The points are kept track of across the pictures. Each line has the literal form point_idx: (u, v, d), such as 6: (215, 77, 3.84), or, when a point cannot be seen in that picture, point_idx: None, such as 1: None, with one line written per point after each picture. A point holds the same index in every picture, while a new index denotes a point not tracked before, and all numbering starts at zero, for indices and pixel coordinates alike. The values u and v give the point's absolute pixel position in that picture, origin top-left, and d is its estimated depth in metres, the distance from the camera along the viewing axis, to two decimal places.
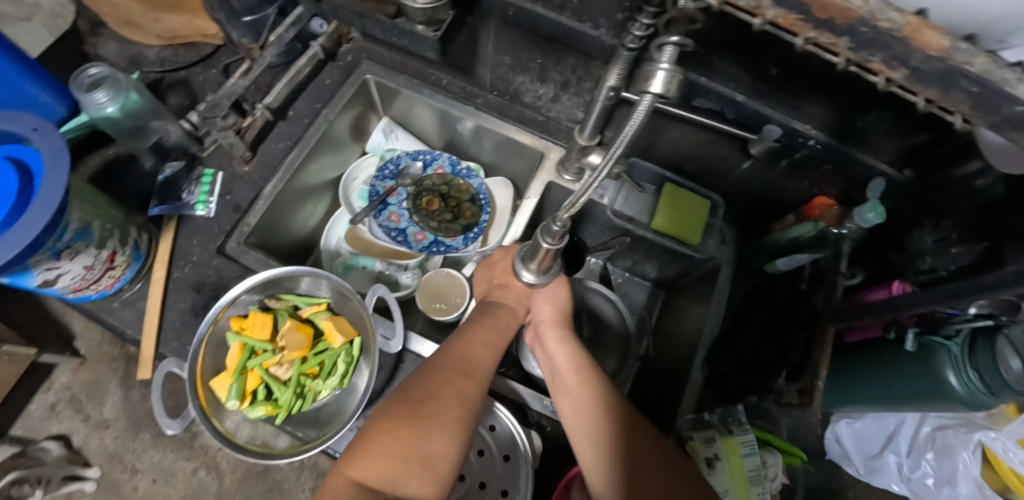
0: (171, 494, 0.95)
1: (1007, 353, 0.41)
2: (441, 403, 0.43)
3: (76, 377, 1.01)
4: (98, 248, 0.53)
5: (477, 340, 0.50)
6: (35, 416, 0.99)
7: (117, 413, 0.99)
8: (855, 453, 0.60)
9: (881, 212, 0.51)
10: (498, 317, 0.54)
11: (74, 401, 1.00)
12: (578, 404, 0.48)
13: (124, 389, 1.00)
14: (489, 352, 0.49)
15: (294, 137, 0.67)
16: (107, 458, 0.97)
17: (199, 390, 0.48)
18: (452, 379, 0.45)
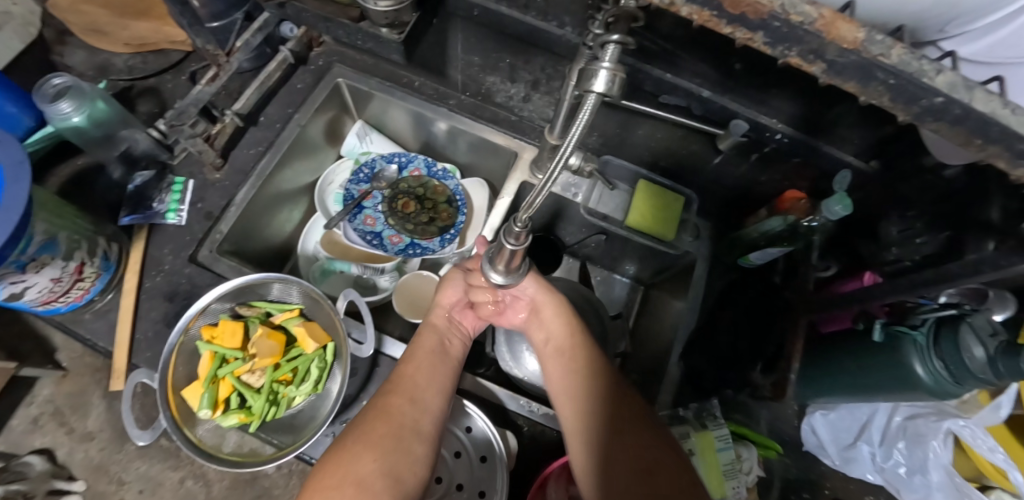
0: None
1: (971, 342, 0.41)
2: (375, 432, 0.44)
3: (59, 389, 1.00)
4: (65, 260, 0.52)
5: (409, 361, 0.50)
6: (19, 430, 0.98)
7: (101, 425, 0.98)
8: (829, 444, 0.58)
9: (848, 204, 0.51)
10: (423, 335, 0.54)
11: (57, 414, 0.99)
12: (567, 370, 0.50)
13: (108, 400, 0.99)
14: (422, 368, 0.50)
15: (266, 142, 0.66)
16: (93, 470, 0.96)
17: (171, 400, 0.47)
18: (387, 403, 0.46)
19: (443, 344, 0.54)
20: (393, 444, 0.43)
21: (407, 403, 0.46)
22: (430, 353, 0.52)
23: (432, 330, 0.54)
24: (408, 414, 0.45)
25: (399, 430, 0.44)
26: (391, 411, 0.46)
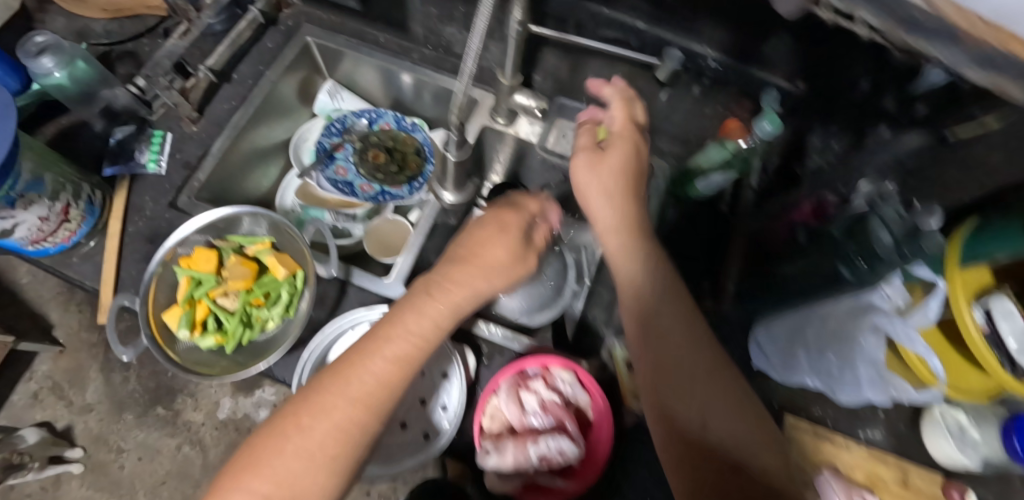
0: (158, 469, 1.02)
1: (878, 228, 0.44)
2: (323, 451, 0.41)
3: (57, 365, 1.10)
4: (51, 199, 0.56)
5: (376, 351, 0.45)
6: (18, 406, 1.09)
7: (99, 397, 1.07)
8: (773, 353, 0.60)
9: (776, 121, 0.54)
10: (404, 324, 0.47)
11: (57, 388, 1.09)
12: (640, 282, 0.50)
13: (105, 371, 1.07)
14: (390, 365, 0.45)
15: (238, 97, 0.70)
16: (93, 441, 1.05)
17: (152, 321, 0.52)
18: (328, 402, 0.43)
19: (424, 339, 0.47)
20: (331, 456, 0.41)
21: (355, 411, 0.43)
22: (404, 346, 0.46)
23: (417, 321, 0.47)
24: (348, 421, 0.42)
25: (347, 439, 0.42)
26: (331, 412, 0.42)
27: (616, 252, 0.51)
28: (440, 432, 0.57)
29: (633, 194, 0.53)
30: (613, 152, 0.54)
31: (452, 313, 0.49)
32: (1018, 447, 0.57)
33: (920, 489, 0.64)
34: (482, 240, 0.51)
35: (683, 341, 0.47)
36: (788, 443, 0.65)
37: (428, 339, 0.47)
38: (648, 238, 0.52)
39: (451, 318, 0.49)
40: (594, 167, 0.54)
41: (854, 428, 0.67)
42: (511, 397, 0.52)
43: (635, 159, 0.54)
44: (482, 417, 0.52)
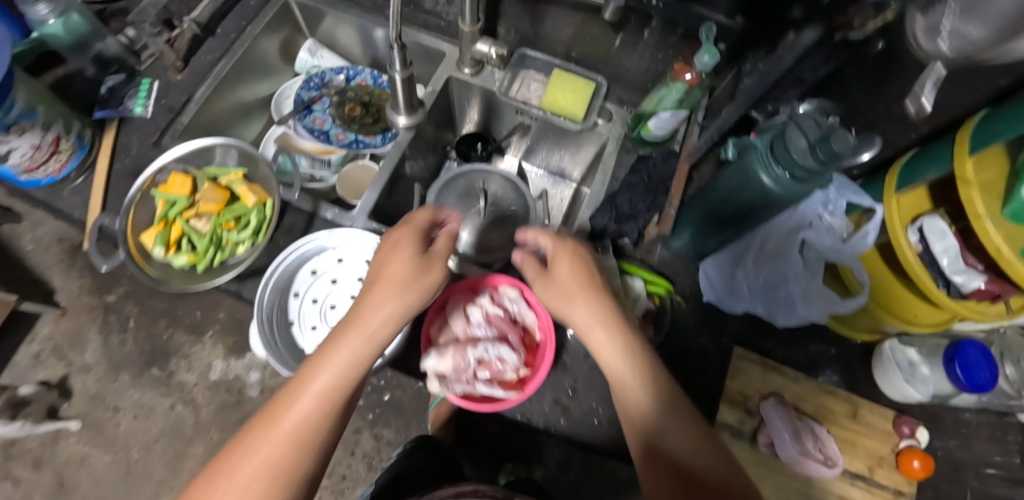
0: (152, 425, 1.13)
1: (794, 134, 0.46)
2: (262, 468, 0.38)
3: (58, 327, 1.18)
4: (44, 129, 0.61)
5: (319, 366, 0.42)
6: (22, 365, 1.18)
7: (97, 358, 1.16)
8: (719, 285, 0.63)
9: (714, 53, 0.57)
10: (316, 368, 0.42)
11: (57, 349, 1.18)
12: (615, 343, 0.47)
13: (104, 335, 1.16)
14: (304, 421, 0.40)
15: (221, 49, 0.75)
16: (91, 398, 1.15)
17: (129, 237, 0.56)
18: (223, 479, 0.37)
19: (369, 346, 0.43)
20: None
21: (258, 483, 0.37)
22: (311, 395, 0.41)
23: (330, 364, 0.42)
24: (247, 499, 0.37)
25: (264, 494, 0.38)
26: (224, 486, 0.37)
27: (583, 318, 0.48)
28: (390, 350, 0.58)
29: (594, 291, 0.49)
30: (560, 268, 0.51)
31: (367, 342, 0.43)
32: (961, 376, 0.56)
33: (872, 424, 0.64)
34: (387, 269, 0.46)
35: (658, 386, 0.45)
36: (735, 374, 0.63)
37: (341, 385, 0.42)
38: (617, 327, 0.47)
39: (370, 347, 0.43)
40: (551, 285, 0.51)
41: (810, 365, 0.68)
42: (460, 309, 0.55)
43: (585, 268, 0.51)
44: (430, 329, 0.55)
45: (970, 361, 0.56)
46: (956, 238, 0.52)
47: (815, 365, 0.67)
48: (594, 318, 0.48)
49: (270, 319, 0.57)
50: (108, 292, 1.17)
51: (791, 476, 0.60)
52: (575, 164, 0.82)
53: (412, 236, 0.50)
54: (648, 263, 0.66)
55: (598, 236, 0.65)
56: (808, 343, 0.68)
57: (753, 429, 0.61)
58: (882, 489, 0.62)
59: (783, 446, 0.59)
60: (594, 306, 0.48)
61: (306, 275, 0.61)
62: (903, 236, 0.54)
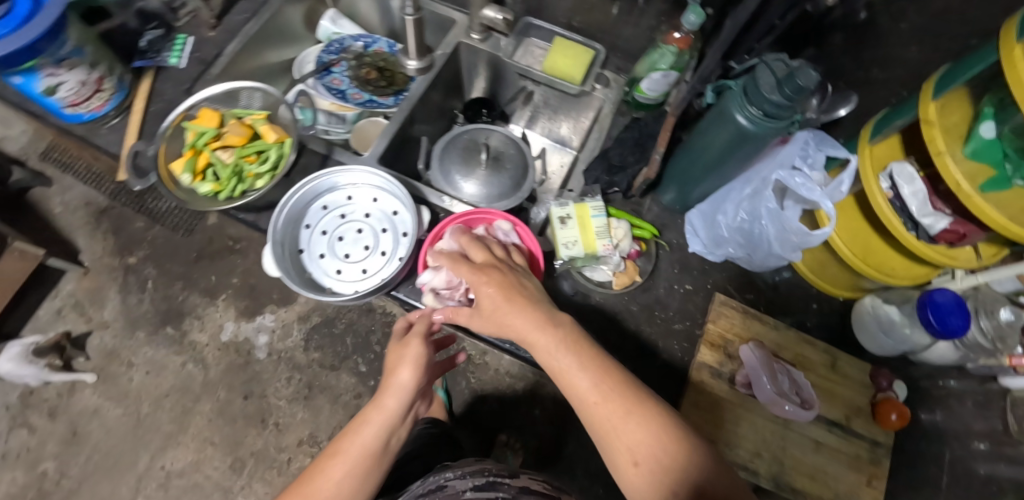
0: (163, 382, 1.15)
1: (762, 73, 0.49)
2: None
3: (80, 284, 1.22)
4: (90, 67, 0.67)
5: (341, 446, 0.44)
6: (44, 319, 1.20)
7: (115, 315, 1.20)
8: (703, 230, 0.67)
9: (699, 12, 0.60)
10: (359, 428, 0.45)
11: (78, 305, 1.21)
12: (533, 327, 0.42)
13: (124, 293, 1.21)
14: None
15: (251, 11, 0.81)
16: (106, 354, 1.17)
17: (161, 162, 0.62)
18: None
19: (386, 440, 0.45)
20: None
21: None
22: (359, 454, 0.43)
23: (369, 422, 0.46)
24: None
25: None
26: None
27: (496, 311, 0.44)
28: (390, 276, 0.62)
29: (522, 300, 0.44)
30: (483, 293, 0.45)
31: (388, 415, 0.46)
32: (934, 322, 0.58)
33: (849, 375, 0.66)
34: (393, 385, 0.48)
35: (596, 371, 0.39)
36: (718, 320, 0.66)
37: (378, 440, 0.45)
38: (557, 335, 0.41)
39: (398, 402, 0.47)
40: (481, 313, 0.46)
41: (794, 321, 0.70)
42: (451, 236, 0.57)
43: (505, 281, 0.46)
44: (427, 254, 0.60)
45: (944, 307, 0.58)
46: (924, 184, 0.55)
47: (795, 318, 0.70)
48: (502, 304, 0.44)
49: (282, 243, 0.62)
50: (129, 254, 1.24)
51: (766, 416, 0.63)
52: (574, 131, 0.87)
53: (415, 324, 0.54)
54: (640, 216, 0.71)
55: (591, 185, 0.70)
56: (788, 299, 0.71)
57: (731, 371, 0.64)
58: (857, 436, 0.64)
59: (759, 388, 0.61)
60: (525, 318, 0.42)
61: (317, 210, 0.66)
62: (875, 183, 0.57)
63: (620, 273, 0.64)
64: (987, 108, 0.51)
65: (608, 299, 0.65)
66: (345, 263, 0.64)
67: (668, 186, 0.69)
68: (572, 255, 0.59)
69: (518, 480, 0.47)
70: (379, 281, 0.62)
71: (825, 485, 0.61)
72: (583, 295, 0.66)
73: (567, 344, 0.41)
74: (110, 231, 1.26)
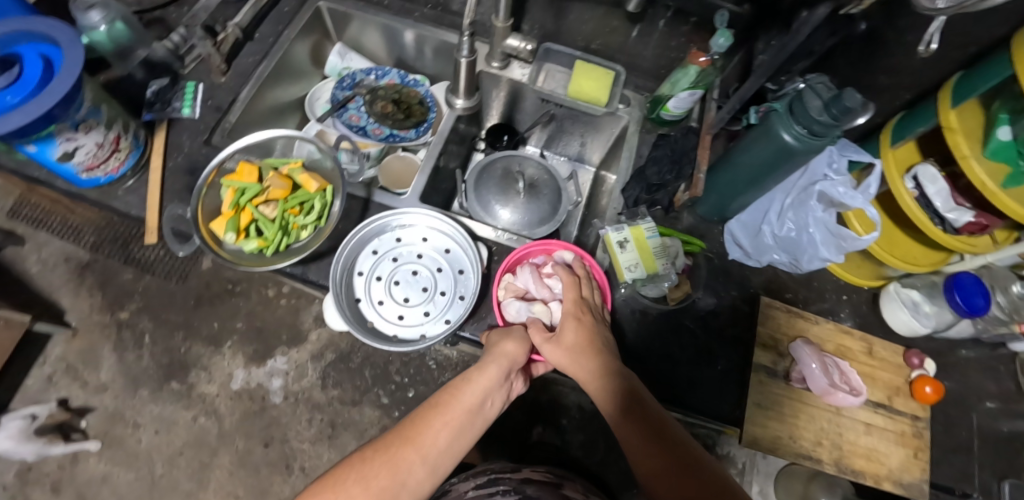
0: (176, 440, 1.05)
1: (809, 96, 0.54)
2: (376, 483, 0.42)
3: (70, 346, 1.11)
4: (106, 127, 0.63)
5: (439, 405, 0.48)
6: (34, 389, 1.08)
7: (112, 376, 1.08)
8: (744, 240, 0.71)
9: (728, 36, 0.64)
10: (462, 388, 0.49)
11: (71, 369, 1.10)
12: (599, 368, 0.52)
13: (120, 352, 1.09)
14: (436, 441, 0.46)
15: (261, 52, 0.78)
16: (108, 418, 1.06)
17: (202, 226, 0.60)
18: (387, 443, 0.45)
19: (483, 403, 0.49)
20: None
21: (422, 464, 0.44)
22: (462, 411, 0.48)
23: (472, 385, 0.50)
24: (414, 474, 0.43)
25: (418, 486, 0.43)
26: (393, 455, 0.44)
27: (571, 344, 0.54)
28: (457, 316, 0.62)
29: (586, 350, 0.53)
30: (566, 329, 0.56)
31: (489, 383, 0.50)
32: (960, 301, 0.64)
33: (885, 358, 0.71)
34: (497, 354, 0.52)
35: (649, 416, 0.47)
36: (766, 322, 0.70)
37: (481, 397, 0.49)
38: (614, 380, 0.51)
39: (499, 372, 0.51)
40: (561, 345, 0.55)
41: (833, 314, 0.74)
42: (528, 273, 0.63)
43: (588, 327, 0.56)
44: (499, 288, 0.62)
45: (967, 289, 0.64)
46: (946, 182, 0.61)
47: (831, 310, 0.74)
48: (575, 345, 0.54)
49: (341, 295, 0.61)
50: (120, 308, 1.11)
51: (821, 407, 0.67)
52: (595, 149, 0.88)
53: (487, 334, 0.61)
54: (679, 228, 0.74)
55: (632, 206, 0.72)
56: (822, 292, 0.75)
57: (786, 368, 0.67)
58: (899, 414, 0.69)
59: (816, 381, 0.65)
60: (593, 364, 0.52)
61: (368, 256, 0.65)
62: (901, 183, 0.63)
63: (674, 288, 0.66)
64: (1002, 115, 0.57)
65: (665, 313, 0.67)
66: (406, 306, 0.64)
67: (705, 200, 0.72)
68: (634, 276, 0.62)
69: (518, 472, 0.65)
70: (446, 323, 0.62)
71: (880, 463, 0.66)
72: (642, 312, 0.67)
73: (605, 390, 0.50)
74: (91, 282, 1.14)
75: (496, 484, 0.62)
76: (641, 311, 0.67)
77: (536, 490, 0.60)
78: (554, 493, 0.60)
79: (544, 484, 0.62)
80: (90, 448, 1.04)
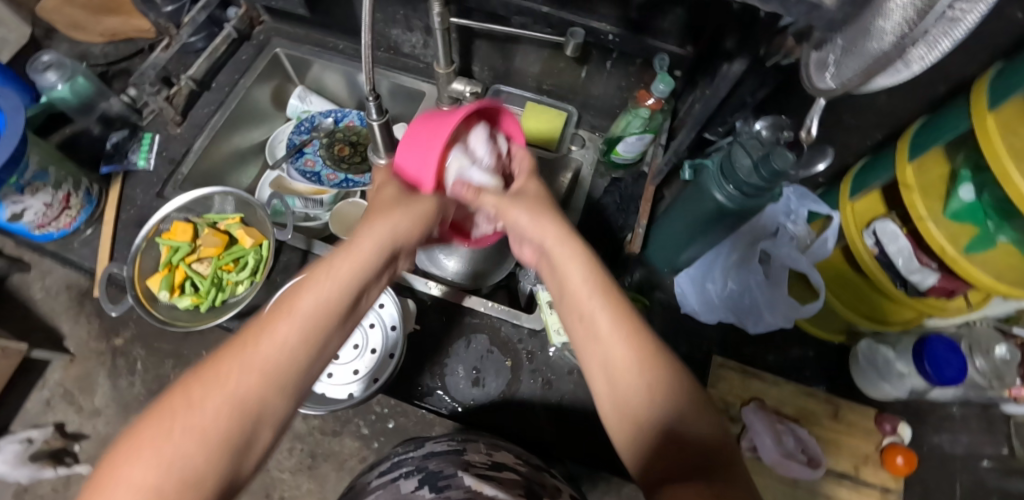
0: None
1: (740, 155, 0.50)
2: (149, 441, 0.28)
3: (66, 373, 0.91)
4: (55, 187, 0.65)
5: (275, 313, 0.33)
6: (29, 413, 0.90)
7: (107, 401, 0.88)
8: (693, 296, 0.65)
9: (669, 80, 0.60)
10: (305, 287, 0.34)
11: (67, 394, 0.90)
12: (561, 243, 0.41)
13: (114, 380, 0.89)
14: (265, 360, 0.31)
15: (216, 102, 0.80)
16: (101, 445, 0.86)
17: (137, 285, 0.61)
18: (172, 393, 0.30)
19: (343, 297, 0.35)
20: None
21: (229, 409, 0.29)
22: (306, 313, 0.33)
23: (320, 282, 0.35)
24: (219, 426, 0.29)
25: (231, 434, 0.29)
26: (177, 408, 0.29)
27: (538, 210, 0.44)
28: (384, 375, 0.62)
29: (551, 213, 0.43)
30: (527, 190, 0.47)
31: (352, 273, 0.36)
32: (930, 370, 0.59)
33: (854, 423, 0.66)
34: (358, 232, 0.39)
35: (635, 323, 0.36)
36: (718, 383, 0.66)
37: (339, 297, 0.35)
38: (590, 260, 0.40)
39: (367, 257, 0.37)
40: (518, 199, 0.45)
41: (796, 374, 0.69)
42: (479, 133, 0.52)
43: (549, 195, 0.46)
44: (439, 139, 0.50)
45: (939, 355, 0.59)
46: (908, 239, 0.55)
47: (792, 369, 0.70)
48: (535, 204, 0.44)
49: None
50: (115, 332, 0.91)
51: (776, 478, 0.62)
52: None
53: (387, 183, 0.46)
54: (627, 281, 0.70)
55: None
56: (781, 349, 0.71)
57: (736, 434, 0.63)
58: (868, 486, 0.63)
59: (764, 451, 0.61)
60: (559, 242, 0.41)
61: None
62: (859, 242, 0.57)
63: None
64: (964, 171, 0.51)
65: None
66: (338, 363, 0.63)
67: (649, 255, 0.68)
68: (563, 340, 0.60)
69: (426, 446, 0.55)
70: (374, 383, 0.61)
71: None
72: (579, 373, 0.64)
73: (574, 259, 0.40)
74: (84, 293, 0.94)
75: (399, 467, 0.53)
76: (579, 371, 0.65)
77: (438, 463, 0.50)
78: (459, 461, 0.50)
79: (448, 453, 0.52)
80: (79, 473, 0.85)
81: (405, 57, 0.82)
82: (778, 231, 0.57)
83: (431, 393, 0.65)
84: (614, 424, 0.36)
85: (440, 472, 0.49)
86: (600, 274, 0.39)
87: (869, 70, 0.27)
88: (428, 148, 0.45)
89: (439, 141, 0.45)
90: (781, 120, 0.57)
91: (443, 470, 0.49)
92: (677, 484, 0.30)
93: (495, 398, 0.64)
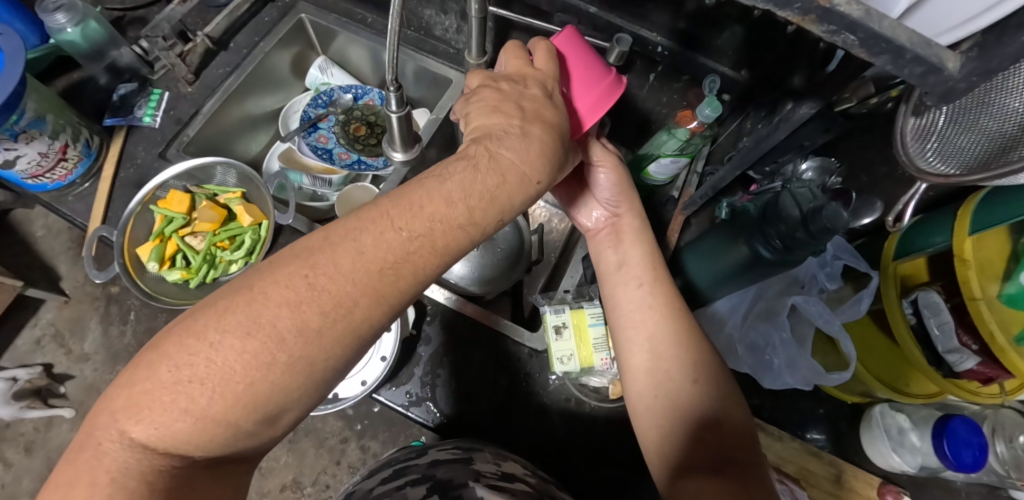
0: None
1: (788, 204, 0.47)
2: (257, 339, 0.26)
3: (60, 315, 0.78)
4: (51, 138, 0.61)
5: (404, 228, 0.30)
6: (22, 351, 0.77)
7: (97, 346, 0.75)
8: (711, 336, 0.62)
9: (716, 105, 0.54)
10: (444, 212, 0.31)
11: (57, 337, 0.77)
12: (635, 241, 0.51)
13: (105, 325, 0.76)
14: (385, 281, 0.30)
15: (232, 64, 0.76)
16: (87, 396, 0.74)
17: (126, 253, 0.58)
18: (271, 314, 0.27)
19: (474, 228, 0.32)
20: (245, 426, 0.27)
21: (343, 328, 0.28)
22: (439, 243, 0.31)
23: (457, 214, 0.32)
24: (331, 354, 0.28)
25: (341, 350, 0.29)
26: (283, 338, 0.27)
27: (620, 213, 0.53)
28: (373, 379, 0.58)
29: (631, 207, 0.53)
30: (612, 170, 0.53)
31: (495, 213, 0.33)
32: (948, 451, 0.55)
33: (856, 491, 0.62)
34: (499, 168, 0.33)
35: (682, 321, 0.46)
36: None
37: (459, 240, 0.32)
38: (659, 267, 0.49)
39: (514, 201, 0.34)
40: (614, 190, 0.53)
41: (800, 428, 0.66)
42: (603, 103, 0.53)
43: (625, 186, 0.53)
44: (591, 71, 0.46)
45: (960, 437, 0.55)
46: (950, 314, 0.52)
47: (796, 424, 0.66)
48: (625, 208, 0.53)
49: None
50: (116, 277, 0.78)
51: None
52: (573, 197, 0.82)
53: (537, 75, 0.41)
54: None
55: (588, 282, 0.65)
56: (787, 401, 0.67)
57: None
58: None
59: None
60: (638, 245, 0.51)
61: None
62: (899, 309, 0.54)
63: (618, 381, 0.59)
64: None
65: (613, 412, 0.61)
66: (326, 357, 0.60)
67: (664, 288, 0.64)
68: (566, 368, 0.57)
69: (433, 453, 0.51)
70: (363, 387, 0.58)
71: None
72: (576, 403, 0.61)
73: (638, 236, 0.51)
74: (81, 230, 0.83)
75: (400, 474, 0.48)
76: (575, 401, 0.61)
77: (445, 471, 0.46)
78: (468, 471, 0.47)
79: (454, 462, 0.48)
80: (62, 416, 0.73)
81: (435, 39, 0.77)
82: (809, 282, 0.54)
83: (418, 404, 0.61)
84: (643, 400, 0.45)
85: (450, 482, 0.45)
86: (653, 251, 0.51)
87: (991, 153, 0.27)
88: (598, 84, 0.43)
89: (608, 98, 0.43)
90: (829, 165, 0.56)
91: (453, 479, 0.46)
92: (696, 476, 0.39)
93: (485, 416, 0.61)
